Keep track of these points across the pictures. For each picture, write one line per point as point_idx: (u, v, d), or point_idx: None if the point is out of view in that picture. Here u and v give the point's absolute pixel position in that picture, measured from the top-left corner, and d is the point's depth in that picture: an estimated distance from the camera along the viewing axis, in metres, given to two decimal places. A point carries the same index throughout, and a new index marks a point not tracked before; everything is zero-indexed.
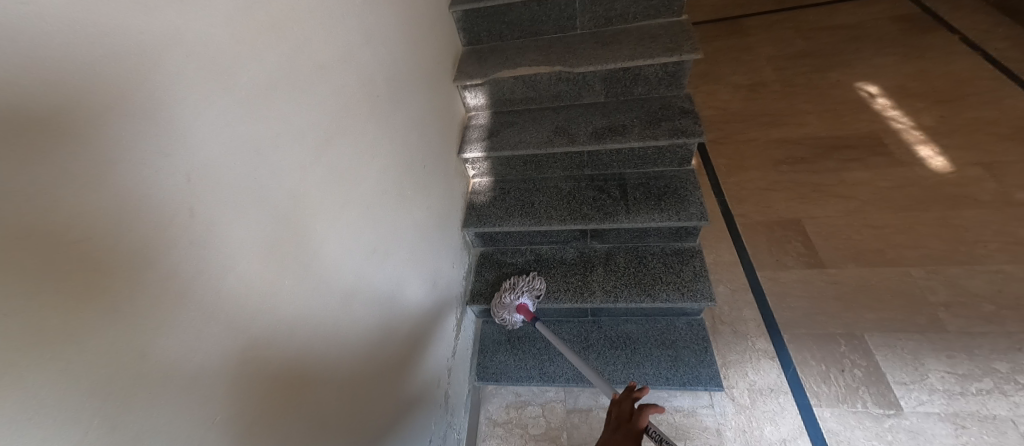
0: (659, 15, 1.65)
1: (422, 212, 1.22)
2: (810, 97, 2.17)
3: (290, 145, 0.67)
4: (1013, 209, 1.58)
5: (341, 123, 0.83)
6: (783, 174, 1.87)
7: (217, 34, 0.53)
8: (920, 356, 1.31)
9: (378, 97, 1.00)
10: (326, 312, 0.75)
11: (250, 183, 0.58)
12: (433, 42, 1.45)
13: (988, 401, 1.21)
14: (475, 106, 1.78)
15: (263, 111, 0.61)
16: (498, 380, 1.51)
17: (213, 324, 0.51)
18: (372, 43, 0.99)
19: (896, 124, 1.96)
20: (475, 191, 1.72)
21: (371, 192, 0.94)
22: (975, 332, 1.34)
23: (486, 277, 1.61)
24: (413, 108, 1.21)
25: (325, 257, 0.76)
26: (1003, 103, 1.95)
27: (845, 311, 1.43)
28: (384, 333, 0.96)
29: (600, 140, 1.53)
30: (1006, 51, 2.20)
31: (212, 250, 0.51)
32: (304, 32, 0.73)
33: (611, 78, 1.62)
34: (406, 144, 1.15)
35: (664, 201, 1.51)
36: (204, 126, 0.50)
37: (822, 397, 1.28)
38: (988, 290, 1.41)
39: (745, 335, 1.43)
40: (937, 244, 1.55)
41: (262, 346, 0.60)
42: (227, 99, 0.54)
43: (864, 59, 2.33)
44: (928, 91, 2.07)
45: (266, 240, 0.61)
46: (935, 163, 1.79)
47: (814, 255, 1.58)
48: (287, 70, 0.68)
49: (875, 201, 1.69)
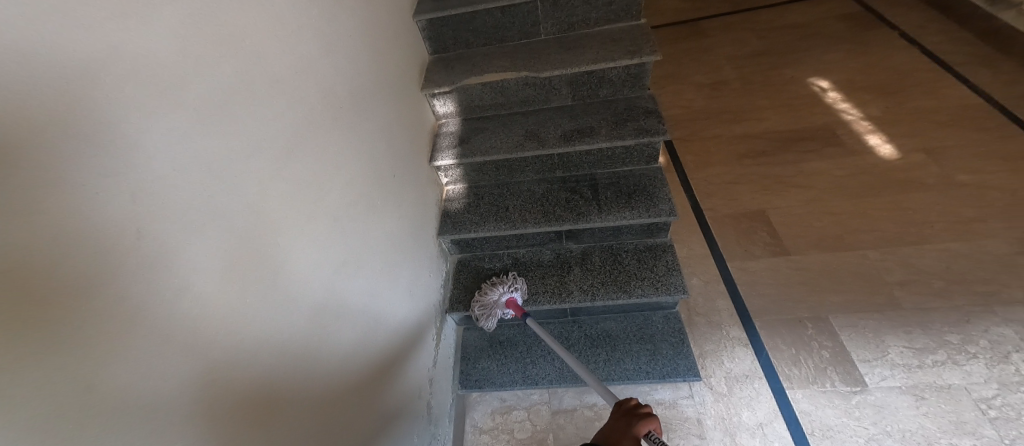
0: (619, 19, 1.72)
1: (392, 221, 1.22)
2: (768, 94, 2.30)
3: (245, 163, 0.67)
4: (954, 190, 1.70)
5: (299, 137, 0.83)
6: (747, 168, 1.96)
7: (162, 53, 0.53)
8: (880, 333, 1.39)
9: (339, 108, 1.00)
10: (292, 329, 0.75)
11: (203, 201, 0.58)
12: (398, 53, 1.46)
13: (943, 371, 1.29)
14: (444, 114, 1.80)
15: (217, 129, 0.61)
16: (482, 387, 1.51)
17: (169, 344, 0.51)
18: (331, 56, 0.99)
19: (846, 116, 2.09)
20: (449, 199, 1.73)
21: (335, 205, 0.94)
22: (928, 308, 1.42)
23: (464, 284, 1.63)
24: (378, 118, 1.22)
25: (287, 273, 0.76)
26: (942, 92, 2.09)
27: (811, 295, 1.52)
28: (356, 346, 0.96)
29: (569, 143, 1.57)
30: (941, 43, 2.36)
31: (162, 272, 0.51)
32: (257, 48, 0.73)
33: (577, 82, 1.67)
34: (373, 156, 1.15)
35: (634, 198, 1.56)
36: (149, 148, 0.50)
37: (794, 379, 1.35)
38: (938, 267, 1.50)
39: (719, 325, 1.50)
40: (890, 226, 1.64)
41: (225, 365, 0.59)
42: (176, 118, 0.54)
43: (815, 56, 2.47)
44: (873, 84, 2.21)
45: (224, 259, 0.61)
46: (884, 150, 1.90)
47: (780, 244, 1.67)
48: (240, 88, 0.68)
49: (832, 190, 1.80)
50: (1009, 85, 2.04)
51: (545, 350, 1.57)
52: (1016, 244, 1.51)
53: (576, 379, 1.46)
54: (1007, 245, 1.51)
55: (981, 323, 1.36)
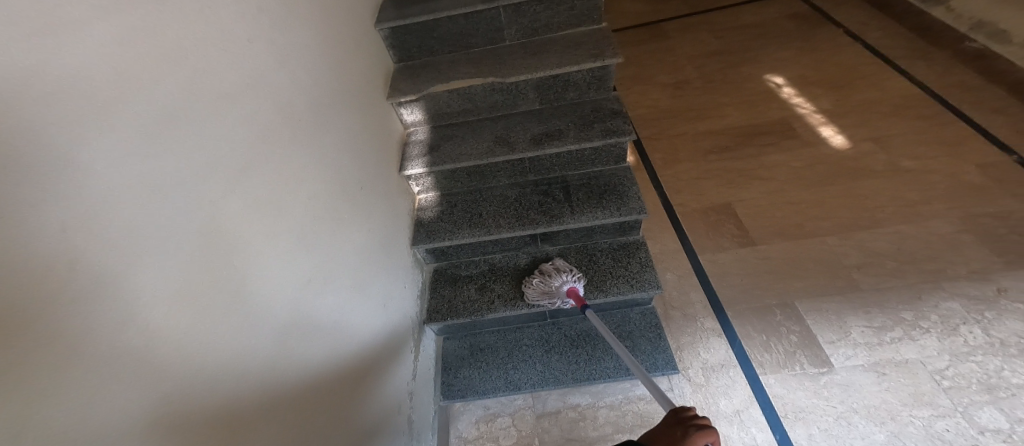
0: (581, 23, 1.74)
1: (362, 234, 1.19)
2: (727, 91, 2.38)
3: (199, 182, 0.63)
4: (901, 176, 1.80)
5: (257, 153, 0.80)
6: (711, 163, 2.02)
7: (102, 68, 0.50)
8: (842, 315, 1.46)
9: (298, 121, 0.97)
10: (257, 352, 0.71)
11: (154, 223, 0.55)
12: (360, 63, 1.43)
13: (901, 347, 1.36)
14: (412, 122, 1.77)
15: (163, 148, 0.58)
16: (464, 396, 1.51)
17: (121, 378, 0.47)
18: (287, 68, 0.95)
19: (800, 110, 2.19)
20: (421, 208, 1.70)
21: (298, 220, 0.91)
22: (883, 287, 1.50)
23: (442, 294, 1.61)
24: (340, 129, 1.19)
25: (250, 294, 0.72)
26: (886, 83, 2.21)
27: (777, 283, 1.57)
28: (325, 366, 0.93)
29: (539, 146, 1.58)
30: (881, 39, 2.50)
31: (109, 302, 0.47)
32: (207, 61, 0.69)
33: (543, 86, 1.68)
34: (337, 168, 1.12)
35: (605, 198, 1.58)
36: (88, 170, 0.47)
37: (767, 365, 1.39)
38: (891, 249, 1.58)
39: (694, 317, 1.53)
40: (844, 212, 1.72)
41: (185, 396, 0.55)
42: (119, 136, 0.51)
43: (769, 53, 2.57)
44: (823, 79, 2.33)
45: (180, 286, 0.57)
46: (836, 140, 2.01)
47: (746, 234, 1.73)
48: (190, 103, 0.64)
49: (791, 181, 1.88)
50: (943, 76, 2.18)
51: (526, 354, 1.56)
52: (958, 223, 1.61)
53: (559, 380, 1.48)
54: (950, 225, 1.61)
55: (931, 298, 1.45)
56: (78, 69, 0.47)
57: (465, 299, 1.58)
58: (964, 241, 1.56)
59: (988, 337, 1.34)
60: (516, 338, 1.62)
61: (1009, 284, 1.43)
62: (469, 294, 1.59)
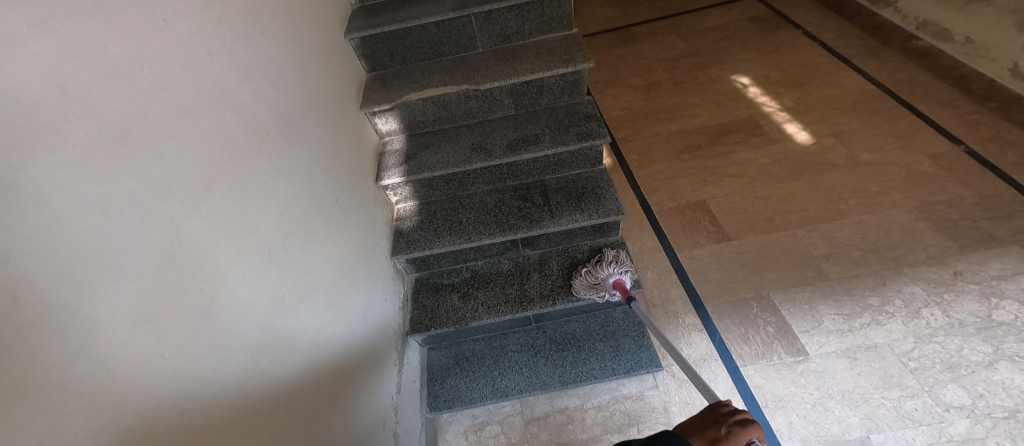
0: (552, 29, 1.76)
1: (338, 248, 1.17)
2: (696, 92, 2.45)
3: (157, 202, 0.60)
4: (861, 169, 1.89)
5: (221, 169, 0.77)
6: (684, 162, 2.08)
7: (37, 83, 0.46)
8: (815, 305, 1.51)
9: (267, 135, 0.94)
10: (225, 377, 0.68)
11: (103, 247, 0.51)
12: (331, 73, 1.41)
13: (870, 331, 1.42)
14: (387, 132, 1.75)
15: (114, 169, 0.54)
16: (451, 406, 1.49)
17: (67, 421, 0.44)
18: (252, 80, 0.93)
19: (765, 108, 2.27)
20: (400, 217, 1.68)
21: (268, 236, 0.88)
22: (850, 275, 1.56)
23: (425, 304, 1.59)
24: (312, 141, 1.17)
25: (218, 316, 0.69)
26: (843, 81, 2.33)
27: (752, 276, 1.62)
28: (300, 386, 0.89)
29: (515, 152, 1.59)
30: (836, 39, 2.63)
31: (56, 337, 0.44)
32: (162, 77, 0.66)
33: (518, 92, 1.69)
34: (309, 181, 1.10)
35: (584, 201, 1.60)
36: (30, 198, 0.44)
37: (746, 356, 1.43)
38: (856, 238, 1.66)
39: (675, 314, 1.56)
40: (811, 205, 1.80)
41: (141, 433, 0.52)
42: (56, 157, 0.47)
43: (734, 55, 2.67)
44: (785, 78, 2.43)
45: (139, 313, 0.54)
46: (800, 136, 2.10)
47: (721, 230, 1.78)
48: (145, 120, 0.61)
49: (760, 177, 1.95)
50: (894, 73, 2.30)
51: (512, 361, 1.56)
52: (914, 212, 1.69)
53: (546, 384, 1.48)
54: (907, 214, 1.69)
55: (895, 284, 1.52)
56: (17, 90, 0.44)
57: (448, 308, 1.57)
58: (921, 228, 1.64)
59: (948, 318, 1.41)
60: (501, 344, 1.61)
61: (964, 267, 1.51)
62: (452, 303, 1.58)
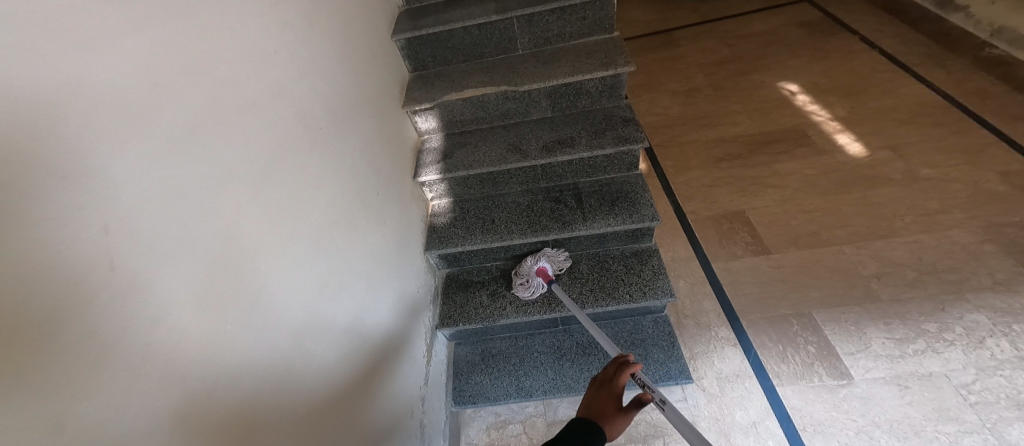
0: (593, 32, 1.79)
1: (377, 238, 1.24)
2: (738, 98, 2.41)
3: (221, 188, 0.67)
4: (918, 184, 1.80)
5: (276, 161, 0.83)
6: (724, 171, 2.05)
7: (130, 81, 0.53)
8: (862, 326, 1.46)
9: (319, 129, 1.02)
10: (273, 352, 0.74)
11: (175, 228, 0.57)
12: (376, 73, 1.49)
13: (924, 360, 1.35)
14: (426, 130, 1.83)
15: (188, 156, 0.61)
16: (475, 402, 1.54)
17: (140, 380, 0.50)
18: (308, 78, 1.01)
19: (814, 117, 2.20)
20: (434, 213, 1.76)
21: (315, 223, 0.94)
22: (903, 298, 1.50)
23: (455, 299, 1.65)
24: (359, 136, 1.25)
25: (268, 296, 0.76)
26: (901, 91, 2.22)
27: (792, 292, 1.58)
28: (343, 367, 0.96)
29: (551, 154, 1.63)
30: (897, 46, 2.50)
31: (138, 304, 0.51)
32: (229, 75, 0.73)
33: (555, 94, 1.73)
34: (355, 175, 1.17)
35: (617, 205, 1.62)
36: (121, 183, 0.50)
37: (783, 376, 1.39)
38: (911, 259, 1.58)
39: (707, 326, 1.54)
40: (862, 221, 1.73)
41: (200, 396, 0.58)
42: (142, 148, 0.54)
43: (780, 61, 2.59)
44: (836, 86, 2.34)
45: (199, 287, 0.60)
46: (852, 148, 2.01)
47: (761, 242, 1.74)
48: (214, 113, 0.68)
49: (805, 188, 1.90)
50: (962, 83, 2.17)
51: (537, 361, 1.59)
52: (979, 233, 1.60)
53: (570, 388, 1.51)
54: (971, 234, 1.61)
55: (955, 310, 1.44)
56: (110, 84, 0.50)
57: (477, 304, 1.62)
58: (988, 251, 1.55)
59: (1016, 350, 1.33)
60: (527, 345, 1.66)
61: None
62: (481, 300, 1.63)
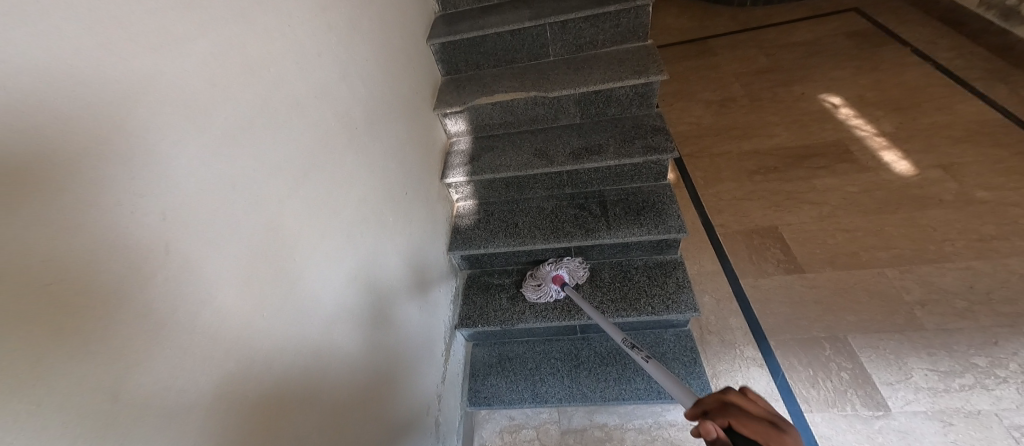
0: (626, 40, 1.79)
1: (404, 236, 1.25)
2: (776, 110, 2.34)
3: (268, 179, 0.69)
4: (972, 207, 1.71)
5: (318, 157, 0.85)
6: (757, 184, 1.99)
7: (195, 77, 0.56)
8: (902, 355, 1.38)
9: (355, 129, 1.05)
10: (310, 339, 0.75)
11: (227, 216, 0.59)
12: (411, 76, 1.53)
13: (972, 396, 1.28)
14: (455, 133, 1.89)
15: (239, 147, 0.63)
16: (491, 404, 1.55)
17: (189, 358, 0.51)
18: (349, 79, 1.05)
19: (858, 132, 2.11)
20: (459, 215, 1.80)
21: (351, 219, 0.96)
22: (950, 329, 1.42)
23: (475, 301, 1.67)
24: (394, 135, 1.29)
25: (308, 286, 0.77)
26: (957, 107, 2.11)
27: (826, 314, 1.52)
28: (374, 359, 0.97)
29: (577, 161, 1.64)
30: (953, 60, 2.39)
31: (189, 284, 0.52)
32: (279, 73, 0.76)
33: (585, 101, 1.75)
34: (388, 173, 1.21)
35: (643, 215, 1.61)
36: (183, 167, 0.52)
37: (813, 402, 1.34)
38: (960, 287, 1.50)
39: (733, 344, 1.50)
40: (906, 244, 1.65)
41: (240, 378, 0.59)
42: (202, 140, 0.56)
43: (824, 74, 2.50)
44: (883, 101, 2.24)
45: (245, 273, 0.62)
46: (899, 167, 1.92)
47: (794, 261, 1.69)
48: (264, 108, 0.70)
49: (845, 206, 1.82)
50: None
51: (554, 368, 1.59)
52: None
53: (587, 397, 1.50)
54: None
55: (1008, 345, 1.35)
56: (174, 74, 0.53)
57: (497, 307, 1.64)
58: None
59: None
60: (544, 350, 1.66)
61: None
62: (501, 303, 1.65)
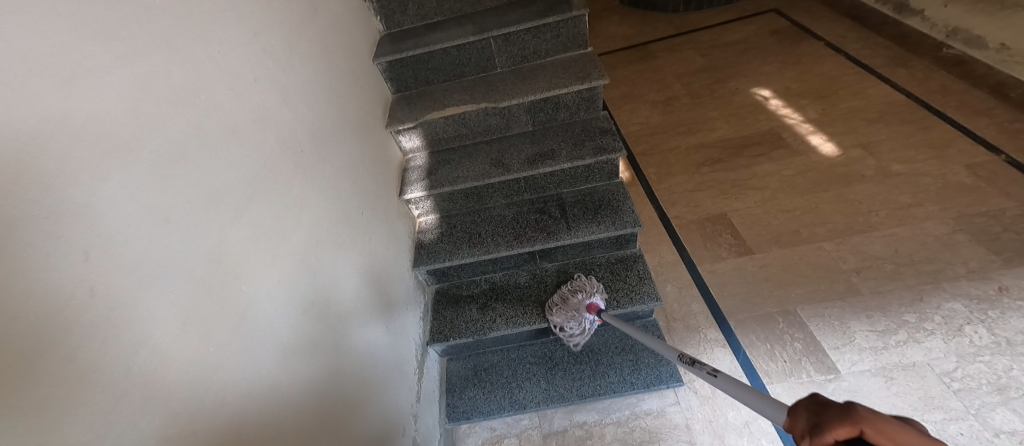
0: (568, 49, 1.78)
1: (364, 257, 1.17)
2: (717, 104, 2.37)
3: (210, 207, 0.63)
4: (891, 180, 1.75)
5: (262, 181, 0.79)
6: (705, 175, 1.99)
7: (122, 100, 0.51)
8: (845, 320, 1.39)
9: (302, 153, 0.97)
10: (264, 374, 0.68)
11: (160, 251, 0.53)
12: (356, 93, 1.44)
13: (906, 350, 1.30)
14: (411, 149, 1.80)
15: (174, 175, 0.57)
16: (470, 417, 1.46)
17: (127, 402, 0.46)
18: (290, 103, 0.96)
19: (788, 120, 2.16)
20: (422, 230, 1.71)
21: (302, 243, 0.88)
22: (883, 290, 1.44)
23: (445, 315, 1.58)
24: (344, 159, 1.21)
25: (261, 318, 0.70)
26: (870, 93, 2.17)
27: (777, 289, 1.52)
28: (335, 386, 0.88)
29: (533, 166, 1.61)
30: (860, 49, 2.47)
31: (124, 325, 0.46)
32: (214, 94, 0.69)
33: (535, 109, 1.71)
34: (339, 196, 1.11)
35: (600, 213, 1.59)
36: (104, 199, 0.46)
37: (772, 374, 1.33)
38: (886, 252, 1.53)
39: (697, 328, 1.47)
40: (838, 218, 1.67)
41: (188, 422, 0.53)
42: (130, 173, 0.50)
43: (753, 69, 2.56)
44: (808, 90, 2.30)
45: (186, 310, 0.55)
46: (825, 148, 1.96)
47: (743, 243, 1.68)
48: (200, 133, 0.64)
49: (785, 189, 1.84)
50: (925, 81, 2.14)
51: (530, 372, 1.52)
52: (951, 223, 1.56)
53: (564, 398, 1.43)
54: (944, 226, 1.56)
55: (933, 300, 1.39)
56: (94, 93, 0.47)
57: (467, 319, 1.56)
58: (960, 241, 1.51)
59: (994, 336, 1.28)
60: (519, 356, 1.58)
61: (1009, 281, 1.38)
62: (470, 315, 1.57)
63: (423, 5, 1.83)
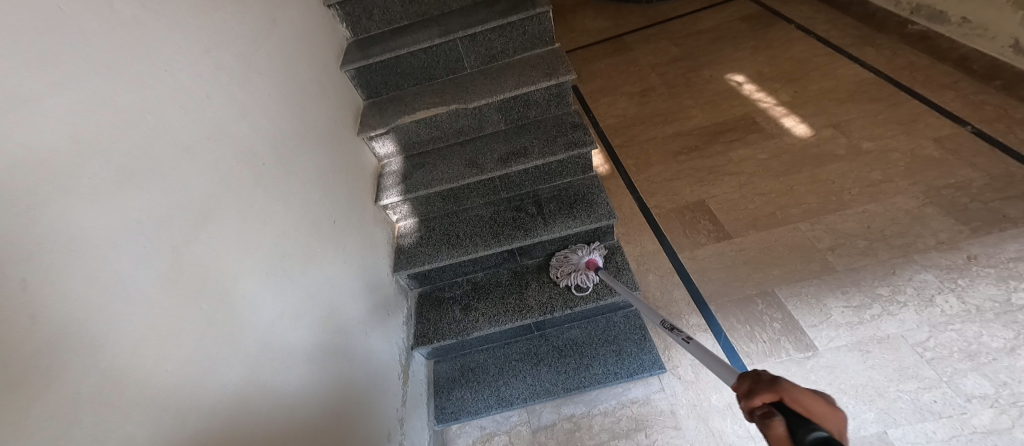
0: (534, 46, 1.52)
1: (338, 263, 1.03)
2: (691, 93, 2.08)
3: (167, 224, 0.58)
4: (861, 158, 1.57)
5: (227, 189, 0.71)
6: (682, 164, 1.76)
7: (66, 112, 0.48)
8: (821, 298, 1.27)
9: (264, 164, 0.84)
10: (227, 384, 0.62)
11: (103, 270, 0.47)
12: (326, 101, 1.24)
13: (882, 323, 1.18)
14: (385, 155, 1.53)
15: (131, 184, 0.54)
16: (459, 417, 1.29)
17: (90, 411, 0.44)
18: (251, 115, 0.84)
19: (761, 104, 1.92)
20: (401, 234, 1.47)
21: (267, 249, 0.79)
22: (857, 266, 1.30)
23: (428, 318, 1.37)
24: (308, 169, 1.02)
25: (230, 325, 0.65)
26: (840, 73, 1.94)
27: (755, 272, 1.37)
28: (297, 396, 0.76)
29: (507, 164, 1.38)
30: (829, 31, 2.20)
31: (71, 344, 0.43)
32: (171, 100, 0.64)
33: (507, 107, 1.46)
34: (307, 205, 0.97)
35: (575, 207, 1.38)
36: (51, 217, 0.43)
37: (753, 355, 1.21)
38: (858, 229, 1.38)
39: (678, 315, 1.32)
40: (812, 198, 1.51)
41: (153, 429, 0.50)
42: (75, 189, 0.47)
43: (726, 55, 2.24)
44: (780, 73, 2.04)
45: (145, 323, 0.51)
46: (799, 129, 1.76)
47: (721, 228, 1.51)
48: (154, 139, 0.59)
49: (761, 173, 1.64)
50: (892, 59, 1.91)
51: (517, 368, 1.35)
52: (922, 196, 1.41)
53: (550, 390, 1.28)
54: (912, 199, 1.41)
55: (906, 272, 1.26)
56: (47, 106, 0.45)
57: (450, 319, 1.36)
58: (930, 214, 1.36)
59: (963, 304, 1.17)
60: (505, 354, 1.40)
61: (978, 250, 1.25)
62: (453, 315, 1.36)
63: (389, 9, 1.53)
